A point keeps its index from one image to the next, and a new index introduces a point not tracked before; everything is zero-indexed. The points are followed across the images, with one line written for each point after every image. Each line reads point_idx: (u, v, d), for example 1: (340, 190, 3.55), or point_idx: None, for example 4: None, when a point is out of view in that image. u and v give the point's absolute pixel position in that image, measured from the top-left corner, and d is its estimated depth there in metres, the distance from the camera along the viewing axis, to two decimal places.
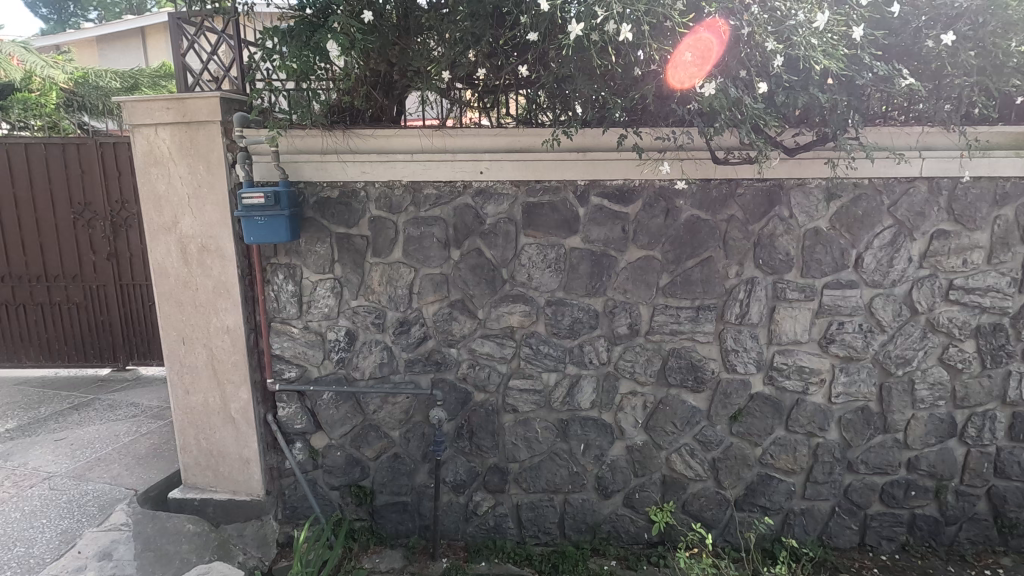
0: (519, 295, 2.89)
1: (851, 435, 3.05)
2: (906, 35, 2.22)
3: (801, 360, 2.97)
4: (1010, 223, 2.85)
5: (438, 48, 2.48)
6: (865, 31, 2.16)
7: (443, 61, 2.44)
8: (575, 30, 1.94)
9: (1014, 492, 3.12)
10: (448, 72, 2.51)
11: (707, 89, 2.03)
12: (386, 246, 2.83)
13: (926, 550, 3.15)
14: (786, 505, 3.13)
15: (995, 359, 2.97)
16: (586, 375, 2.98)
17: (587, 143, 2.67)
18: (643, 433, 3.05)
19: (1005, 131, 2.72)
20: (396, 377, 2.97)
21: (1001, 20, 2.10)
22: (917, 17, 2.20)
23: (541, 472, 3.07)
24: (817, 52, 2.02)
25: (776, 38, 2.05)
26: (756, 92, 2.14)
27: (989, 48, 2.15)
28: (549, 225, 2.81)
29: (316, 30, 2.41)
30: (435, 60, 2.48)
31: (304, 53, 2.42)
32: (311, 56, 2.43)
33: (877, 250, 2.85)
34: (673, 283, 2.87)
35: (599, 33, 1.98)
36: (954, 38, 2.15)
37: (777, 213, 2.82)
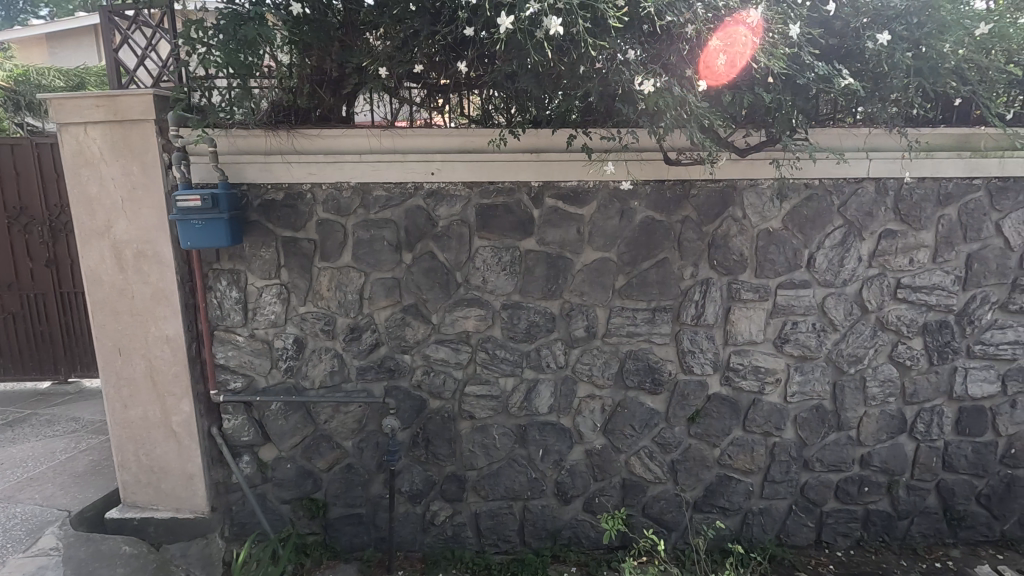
0: (474, 298, 2.82)
1: (806, 434, 3.08)
2: (847, 37, 2.25)
3: (757, 360, 2.98)
4: (954, 223, 2.92)
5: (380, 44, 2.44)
6: (803, 29, 2.15)
7: (379, 58, 2.40)
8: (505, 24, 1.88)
9: (962, 485, 3.20)
10: (386, 69, 2.44)
11: (646, 87, 1.97)
12: (335, 249, 2.73)
13: (879, 544, 3.21)
14: (744, 504, 3.13)
15: (941, 356, 3.04)
16: (544, 380, 2.93)
17: (540, 143, 2.64)
18: (602, 436, 3.02)
19: (946, 132, 2.80)
20: (349, 386, 2.88)
21: (935, 22, 2.17)
22: (856, 17, 2.21)
23: (500, 478, 3.02)
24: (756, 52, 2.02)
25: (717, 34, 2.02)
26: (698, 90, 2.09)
27: (925, 50, 2.19)
28: (504, 227, 2.76)
29: (243, 24, 2.32)
30: (374, 56, 2.43)
31: (232, 50, 2.34)
32: (242, 52, 2.36)
33: (828, 250, 2.89)
34: (629, 284, 2.85)
35: (531, 25, 1.93)
36: (891, 38, 2.17)
37: (731, 214, 2.82)
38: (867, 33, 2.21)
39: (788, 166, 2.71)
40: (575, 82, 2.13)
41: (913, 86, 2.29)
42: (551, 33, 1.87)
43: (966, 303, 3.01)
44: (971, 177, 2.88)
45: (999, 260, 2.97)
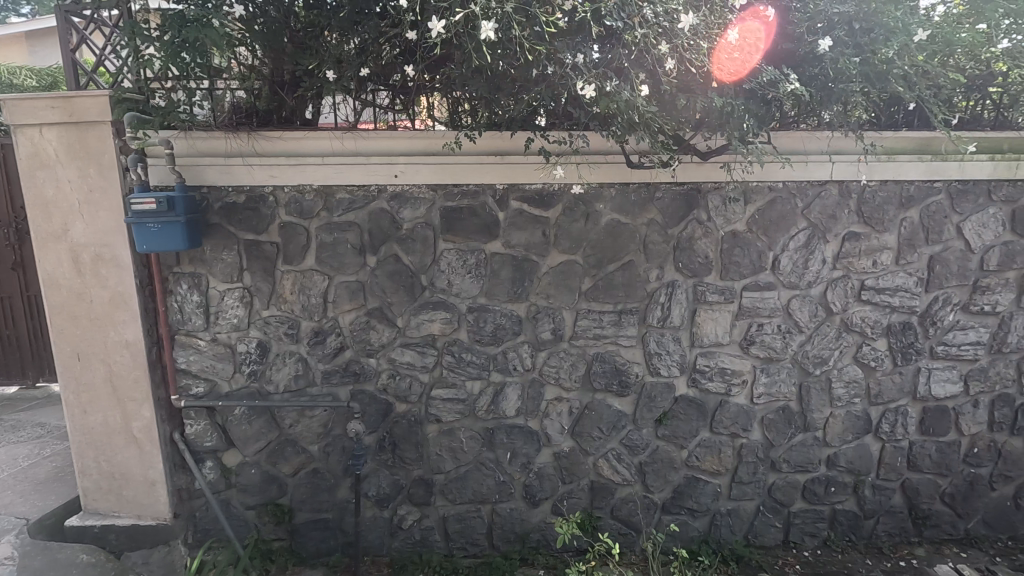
0: (439, 301, 2.81)
1: (773, 435, 3.09)
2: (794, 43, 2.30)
3: (723, 362, 2.99)
4: (915, 225, 2.95)
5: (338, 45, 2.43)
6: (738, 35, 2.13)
7: (327, 58, 2.43)
8: (436, 27, 1.90)
9: (926, 484, 3.23)
10: (333, 73, 2.49)
11: (588, 91, 1.94)
12: (297, 252, 2.71)
13: (846, 543, 3.23)
14: (712, 506, 3.14)
15: (905, 357, 3.07)
16: (511, 383, 2.92)
17: (503, 146, 2.64)
18: (570, 439, 3.02)
19: (908, 136, 2.83)
20: (314, 390, 2.86)
21: (882, 29, 2.19)
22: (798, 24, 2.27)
23: (468, 482, 3.01)
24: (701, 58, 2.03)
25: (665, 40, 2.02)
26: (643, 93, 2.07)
27: (869, 55, 2.22)
28: (469, 229, 2.75)
29: (187, 25, 2.27)
30: (319, 59, 2.48)
31: (177, 55, 2.31)
32: (180, 56, 2.32)
33: (792, 253, 2.90)
34: (595, 287, 2.86)
35: (463, 25, 1.94)
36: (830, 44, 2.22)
37: (696, 216, 2.84)
38: (809, 39, 2.29)
39: (750, 169, 2.74)
40: (528, 85, 2.16)
41: (862, 92, 2.31)
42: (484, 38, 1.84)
43: (928, 304, 3.04)
44: (932, 181, 2.92)
45: (960, 262, 3.01)
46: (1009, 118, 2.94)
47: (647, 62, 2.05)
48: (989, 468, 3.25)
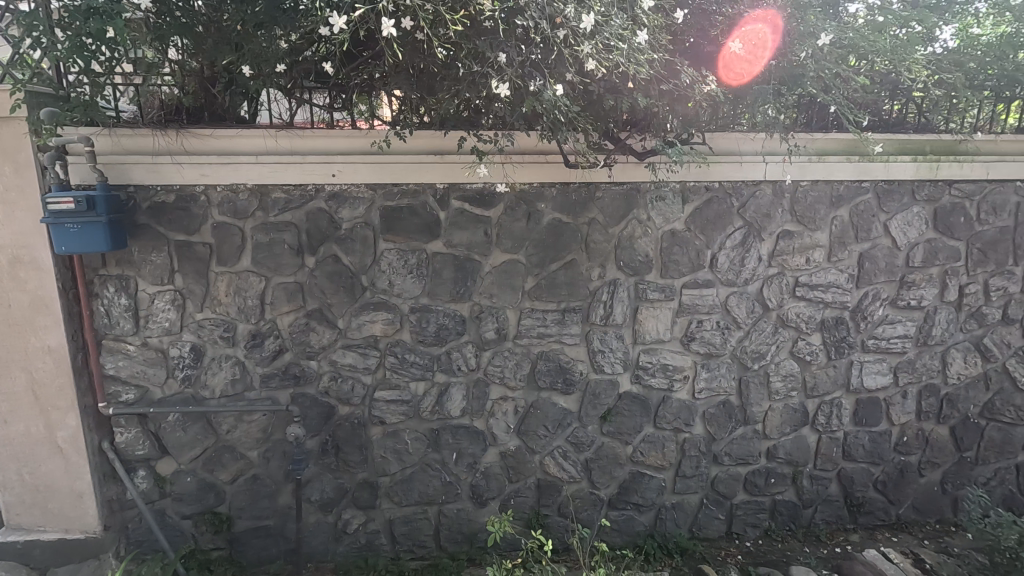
0: (381, 302, 2.78)
1: (714, 429, 3.16)
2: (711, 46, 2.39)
3: (665, 359, 3.05)
4: (845, 224, 3.06)
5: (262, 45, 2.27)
6: (655, 36, 2.17)
7: (246, 55, 2.28)
8: (338, 24, 1.86)
9: (861, 473, 3.36)
10: (251, 69, 2.33)
11: (501, 90, 1.98)
12: (231, 253, 2.64)
13: (786, 533, 3.33)
14: (657, 500, 3.20)
15: (838, 350, 3.19)
16: (455, 383, 2.91)
17: (442, 145, 2.63)
18: (516, 438, 3.02)
19: (837, 137, 2.93)
20: (252, 395, 2.79)
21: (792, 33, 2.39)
22: (715, 26, 2.36)
23: (413, 484, 2.98)
24: (616, 56, 1.99)
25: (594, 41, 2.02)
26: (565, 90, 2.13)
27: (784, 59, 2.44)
28: (409, 229, 2.73)
29: (100, 19, 2.13)
30: (235, 51, 2.33)
31: (80, 48, 2.16)
32: (83, 52, 2.17)
33: (729, 250, 2.98)
34: (538, 286, 2.87)
35: (356, 21, 1.96)
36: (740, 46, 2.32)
37: (636, 216, 2.88)
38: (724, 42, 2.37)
39: (675, 169, 2.79)
40: (448, 83, 2.17)
41: (775, 93, 2.55)
42: (384, 35, 1.85)
43: (859, 300, 3.17)
44: (861, 181, 3.03)
45: (887, 258, 3.14)
46: (930, 121, 3.08)
47: (567, 63, 2.04)
48: (918, 456, 3.40)
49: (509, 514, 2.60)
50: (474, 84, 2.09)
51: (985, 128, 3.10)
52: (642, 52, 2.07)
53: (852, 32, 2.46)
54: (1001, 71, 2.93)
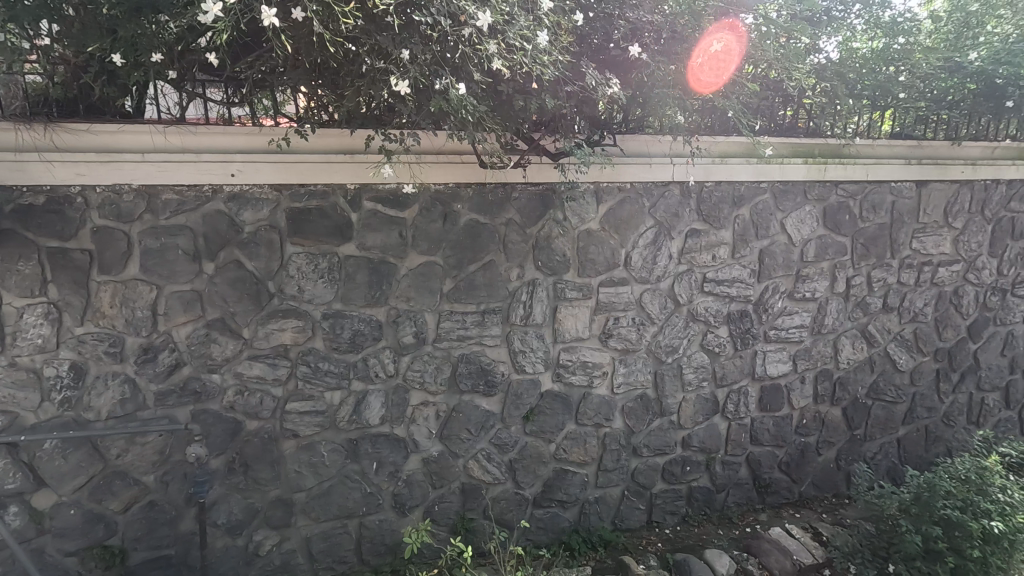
0: (290, 309, 2.64)
1: (633, 422, 3.26)
2: (614, 49, 2.45)
3: (585, 357, 3.10)
4: (747, 222, 3.25)
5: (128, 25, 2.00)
6: (558, 38, 2.20)
7: (117, 43, 2.04)
8: (213, 11, 1.72)
9: (767, 456, 3.58)
10: (122, 55, 2.08)
11: (401, 87, 1.94)
12: (116, 260, 2.40)
13: (702, 517, 3.49)
14: (581, 495, 3.25)
15: (744, 341, 3.38)
16: (373, 390, 2.81)
17: (350, 144, 2.54)
18: (438, 443, 2.96)
19: (736, 141, 3.11)
20: (145, 414, 2.54)
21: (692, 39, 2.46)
22: (616, 29, 2.42)
23: (331, 498, 2.85)
24: (519, 56, 2.01)
25: (499, 42, 2.03)
26: (472, 90, 2.12)
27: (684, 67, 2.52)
28: (319, 232, 2.61)
29: None
30: (104, 37, 2.07)
31: None
32: None
33: (642, 249, 3.08)
34: (457, 289, 2.83)
35: (239, 8, 1.82)
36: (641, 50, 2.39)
37: (552, 216, 2.91)
38: (625, 46, 2.44)
39: (582, 172, 2.81)
40: (351, 77, 2.08)
41: (675, 95, 2.59)
42: (265, 25, 1.72)
43: (761, 293, 3.37)
44: (759, 181, 3.23)
45: (784, 254, 3.36)
46: (819, 126, 3.33)
47: (472, 61, 2.03)
48: (816, 436, 3.67)
49: (422, 526, 2.59)
50: (378, 81, 2.02)
51: (864, 134, 3.42)
52: (545, 52, 2.10)
53: (742, 41, 2.60)
54: (875, 81, 3.25)
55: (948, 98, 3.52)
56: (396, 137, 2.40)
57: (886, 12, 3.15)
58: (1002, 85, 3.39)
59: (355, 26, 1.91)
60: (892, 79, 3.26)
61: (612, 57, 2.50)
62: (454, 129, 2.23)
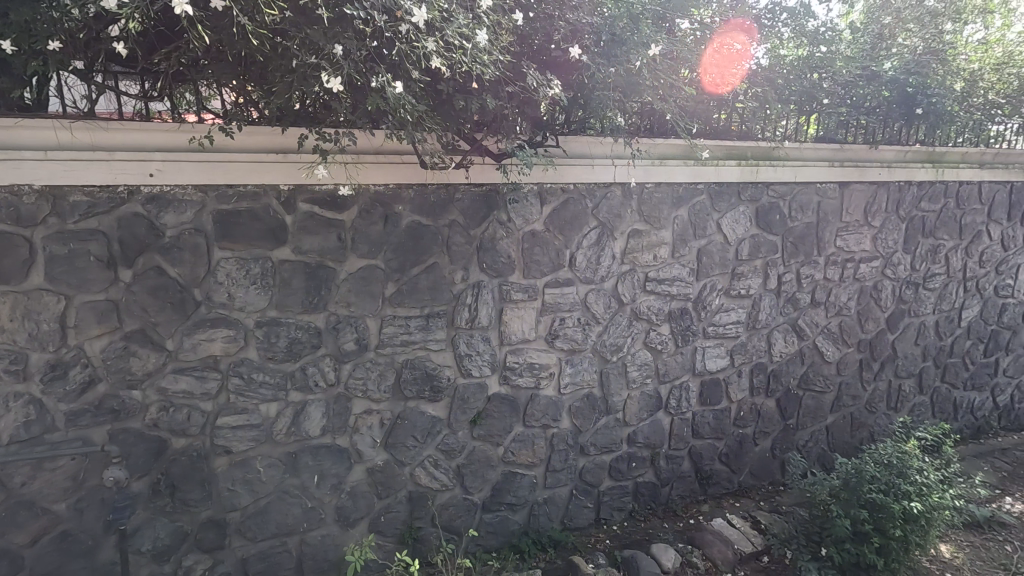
0: (219, 318, 2.48)
1: (580, 421, 3.28)
2: (555, 52, 2.46)
3: (531, 358, 3.09)
4: (685, 222, 3.34)
5: (24, 13, 1.81)
6: (499, 37, 2.17)
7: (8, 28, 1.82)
8: None
9: (708, 448, 3.70)
10: (13, 42, 1.85)
11: (333, 85, 1.85)
12: (17, 269, 2.17)
13: (648, 511, 3.56)
14: (530, 497, 3.24)
15: (684, 338, 3.47)
16: (312, 401, 2.69)
17: (282, 142, 2.42)
18: (383, 452, 2.86)
19: (675, 143, 3.18)
20: (54, 437, 2.31)
21: (632, 42, 2.47)
22: (556, 30, 2.42)
23: (269, 516, 2.70)
24: (458, 55, 1.97)
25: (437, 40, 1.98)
26: (412, 88, 2.06)
27: (624, 68, 2.51)
28: (249, 235, 2.46)
29: None
30: None
31: None
32: None
33: (585, 249, 3.10)
34: (399, 292, 2.75)
35: None
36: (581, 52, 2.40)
37: (496, 217, 2.88)
38: (565, 46, 2.44)
39: (525, 172, 2.80)
40: (280, 73, 1.97)
41: (615, 99, 2.62)
42: (179, 12, 1.61)
43: (699, 291, 3.47)
44: (696, 183, 3.33)
45: (720, 252, 3.48)
46: (751, 129, 3.46)
47: (410, 59, 1.97)
48: (753, 427, 3.83)
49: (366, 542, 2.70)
50: (309, 78, 1.92)
51: (792, 138, 3.58)
52: (485, 51, 2.07)
53: (678, 44, 2.64)
54: (801, 87, 3.42)
55: (866, 105, 3.76)
56: (331, 135, 2.29)
57: (810, 22, 3.29)
58: (912, 94, 3.74)
59: (282, 18, 1.82)
60: (816, 85, 3.47)
61: (553, 58, 2.49)
62: (392, 129, 2.16)
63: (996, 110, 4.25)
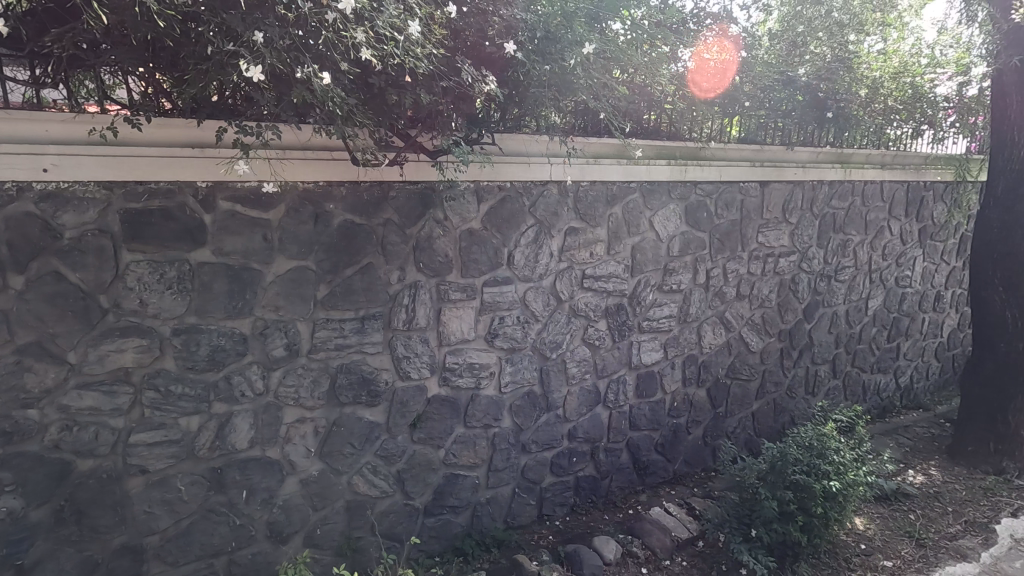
0: (131, 326, 2.28)
1: (521, 419, 3.28)
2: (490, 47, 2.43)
3: (471, 358, 3.06)
4: (619, 220, 3.42)
5: None
6: (431, 30, 2.12)
7: None
8: None
9: (644, 440, 3.81)
10: None
11: (253, 74, 1.72)
12: None
13: (589, 505, 3.62)
14: (472, 498, 3.20)
15: (621, 333, 3.55)
16: (239, 412, 2.53)
17: (198, 136, 2.25)
18: (318, 462, 2.74)
19: (608, 142, 3.24)
20: None
21: (566, 40, 2.48)
22: (490, 27, 2.39)
23: (192, 537, 2.51)
24: (389, 47, 1.91)
25: (366, 31, 1.91)
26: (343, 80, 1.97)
27: (557, 67, 2.52)
28: (163, 236, 2.28)
29: None
30: None
31: None
32: None
33: (523, 248, 3.10)
34: (332, 294, 2.64)
35: None
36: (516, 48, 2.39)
37: (432, 215, 2.82)
38: (499, 42, 2.42)
39: (461, 170, 2.76)
40: (193, 60, 1.85)
41: (551, 97, 2.64)
42: None
43: (634, 287, 3.57)
44: (629, 182, 3.41)
45: (653, 249, 3.59)
46: (679, 130, 3.58)
47: (338, 49, 1.89)
48: (686, 417, 3.98)
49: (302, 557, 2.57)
50: (226, 66, 1.81)
51: (717, 138, 3.74)
52: (418, 44, 2.02)
53: (612, 44, 2.66)
54: (722, 92, 3.66)
55: (782, 108, 4.01)
56: (253, 129, 2.16)
57: (733, 27, 3.47)
58: (823, 98, 4.07)
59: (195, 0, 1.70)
60: (739, 89, 3.73)
61: (489, 55, 2.46)
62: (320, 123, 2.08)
63: (894, 114, 4.58)
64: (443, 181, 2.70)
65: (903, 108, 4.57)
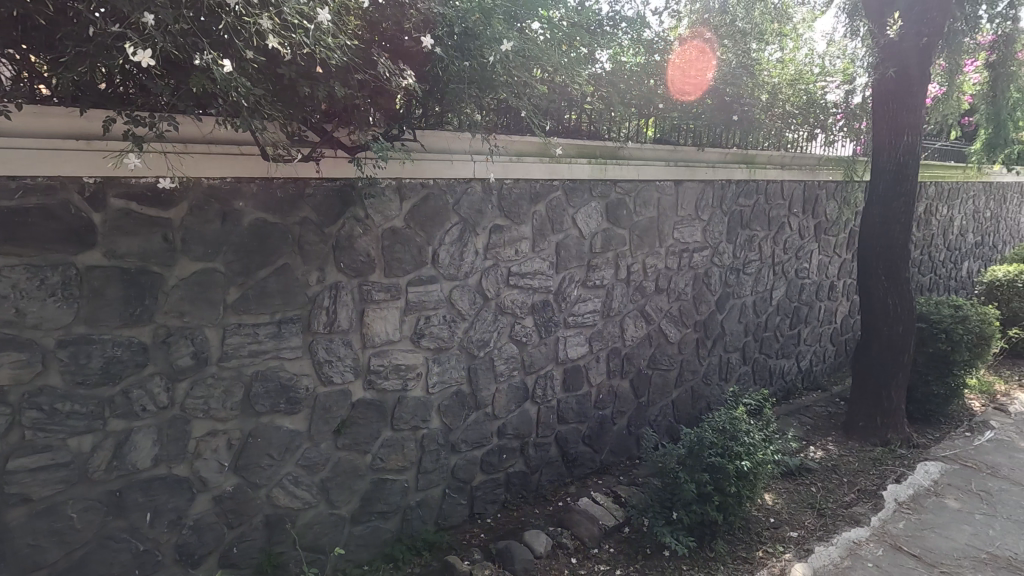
0: (5, 339, 2.03)
1: (450, 419, 3.25)
2: (407, 41, 2.38)
3: (396, 359, 2.98)
4: (543, 218, 3.46)
5: None
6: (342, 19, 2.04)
7: None
8: None
9: (572, 432, 3.89)
10: None
11: (143, 58, 1.58)
12: None
13: (520, 500, 3.65)
14: (402, 502, 3.13)
15: (547, 329, 3.61)
16: (140, 428, 2.32)
17: (81, 127, 2.03)
18: (233, 476, 2.57)
19: (531, 141, 3.27)
20: None
21: (484, 36, 2.46)
22: (405, 21, 2.34)
23: (87, 569, 2.28)
24: (297, 35, 1.83)
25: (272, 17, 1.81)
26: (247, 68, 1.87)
27: (476, 63, 2.50)
28: (43, 237, 2.05)
29: None
30: None
31: None
32: None
33: (448, 247, 3.07)
34: (244, 298, 2.48)
35: None
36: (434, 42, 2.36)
37: (352, 213, 2.73)
38: (416, 37, 2.36)
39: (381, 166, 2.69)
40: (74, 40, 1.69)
41: (472, 94, 2.62)
42: None
43: (559, 283, 3.63)
44: (552, 180, 3.46)
45: (576, 246, 3.67)
46: (598, 130, 3.68)
47: (240, 35, 1.79)
48: (611, 408, 4.11)
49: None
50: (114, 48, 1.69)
51: (634, 138, 3.88)
52: (329, 34, 1.95)
53: (530, 44, 2.67)
54: (640, 93, 3.84)
55: (694, 111, 4.22)
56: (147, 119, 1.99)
57: (644, 31, 3.61)
58: (730, 102, 4.35)
59: None
60: (651, 90, 3.92)
61: (406, 49, 2.41)
62: (224, 113, 1.96)
63: (788, 118, 4.98)
64: (362, 177, 2.61)
65: (796, 111, 5.04)
